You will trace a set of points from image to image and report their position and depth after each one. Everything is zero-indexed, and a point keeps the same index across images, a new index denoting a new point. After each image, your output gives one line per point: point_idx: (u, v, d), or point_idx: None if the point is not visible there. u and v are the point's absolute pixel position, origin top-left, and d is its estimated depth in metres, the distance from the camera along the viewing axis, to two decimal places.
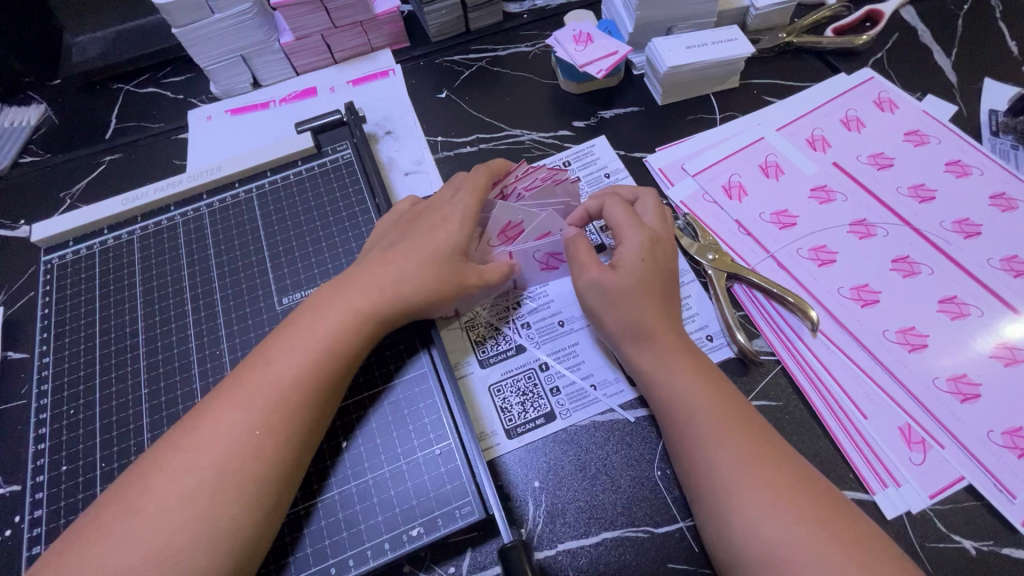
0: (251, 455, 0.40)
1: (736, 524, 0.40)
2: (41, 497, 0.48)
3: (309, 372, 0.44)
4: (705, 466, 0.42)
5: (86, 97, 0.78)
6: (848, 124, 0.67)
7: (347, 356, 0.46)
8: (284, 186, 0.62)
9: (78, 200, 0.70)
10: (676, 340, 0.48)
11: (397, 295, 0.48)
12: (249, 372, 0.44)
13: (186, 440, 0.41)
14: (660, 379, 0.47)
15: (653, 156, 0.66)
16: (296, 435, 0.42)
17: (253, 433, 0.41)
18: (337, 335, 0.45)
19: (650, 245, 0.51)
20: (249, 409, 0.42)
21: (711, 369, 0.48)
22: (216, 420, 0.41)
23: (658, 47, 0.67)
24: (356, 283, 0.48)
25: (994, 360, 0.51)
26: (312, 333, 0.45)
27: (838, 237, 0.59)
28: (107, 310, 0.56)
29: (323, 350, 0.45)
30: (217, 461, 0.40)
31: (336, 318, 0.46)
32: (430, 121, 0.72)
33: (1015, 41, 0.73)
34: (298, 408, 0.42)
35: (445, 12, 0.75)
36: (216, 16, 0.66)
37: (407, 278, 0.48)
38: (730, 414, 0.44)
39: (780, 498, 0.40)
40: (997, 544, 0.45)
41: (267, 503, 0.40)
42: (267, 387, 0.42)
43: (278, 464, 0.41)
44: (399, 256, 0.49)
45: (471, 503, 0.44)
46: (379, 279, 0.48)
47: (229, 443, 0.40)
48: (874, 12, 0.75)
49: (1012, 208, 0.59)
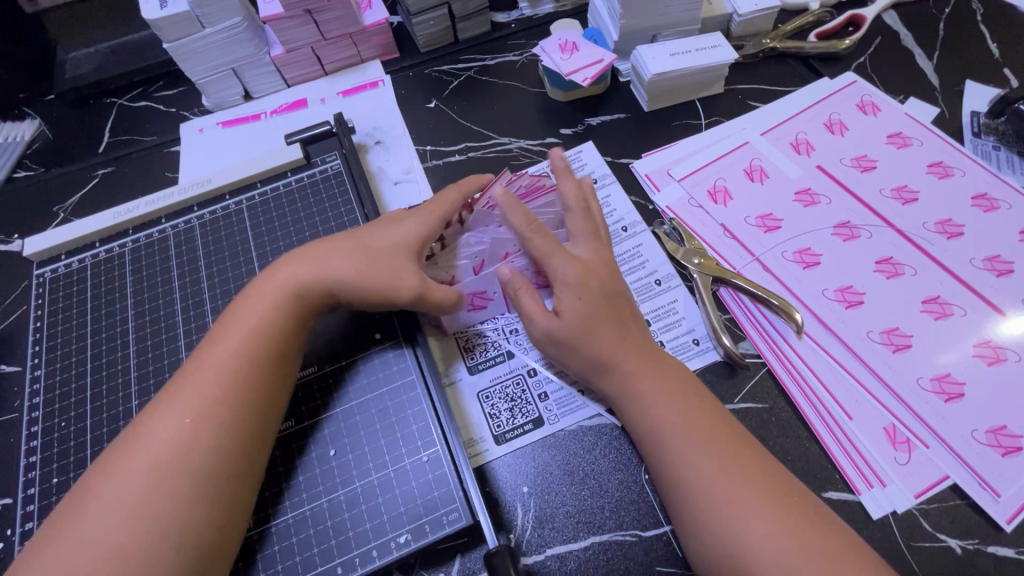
0: (190, 443, 0.41)
1: (714, 534, 0.41)
2: (33, 509, 0.48)
3: (236, 356, 0.45)
4: (675, 480, 0.43)
5: (79, 112, 0.79)
6: (831, 127, 0.67)
7: (274, 338, 0.47)
8: (274, 197, 0.62)
9: (72, 214, 0.70)
10: (638, 358, 0.48)
11: (331, 282, 0.49)
12: (185, 369, 0.45)
13: (130, 440, 0.42)
14: (629, 398, 0.47)
15: (639, 162, 0.67)
16: (233, 417, 0.43)
17: (185, 422, 0.42)
18: (262, 321, 0.47)
19: (583, 273, 0.50)
20: (181, 402, 0.43)
21: (681, 377, 0.48)
22: (154, 418, 0.43)
23: (642, 55, 0.67)
24: (284, 272, 0.49)
25: (977, 359, 0.51)
26: (242, 322, 0.47)
27: (823, 239, 0.59)
28: (99, 322, 0.57)
29: (248, 335, 0.46)
30: (155, 455, 0.41)
31: (263, 305, 0.47)
32: (419, 131, 0.73)
33: (996, 44, 0.74)
34: (231, 390, 0.44)
35: (433, 23, 0.76)
36: (206, 31, 0.67)
37: (335, 266, 0.50)
38: (699, 424, 0.45)
39: (753, 507, 0.41)
40: (982, 542, 0.45)
41: (217, 487, 0.41)
42: (198, 377, 0.44)
43: (215, 449, 0.42)
44: (327, 248, 0.51)
45: (458, 509, 0.45)
46: (308, 268, 0.50)
47: (166, 438, 0.41)
48: (856, 16, 0.76)
49: (994, 208, 0.60)
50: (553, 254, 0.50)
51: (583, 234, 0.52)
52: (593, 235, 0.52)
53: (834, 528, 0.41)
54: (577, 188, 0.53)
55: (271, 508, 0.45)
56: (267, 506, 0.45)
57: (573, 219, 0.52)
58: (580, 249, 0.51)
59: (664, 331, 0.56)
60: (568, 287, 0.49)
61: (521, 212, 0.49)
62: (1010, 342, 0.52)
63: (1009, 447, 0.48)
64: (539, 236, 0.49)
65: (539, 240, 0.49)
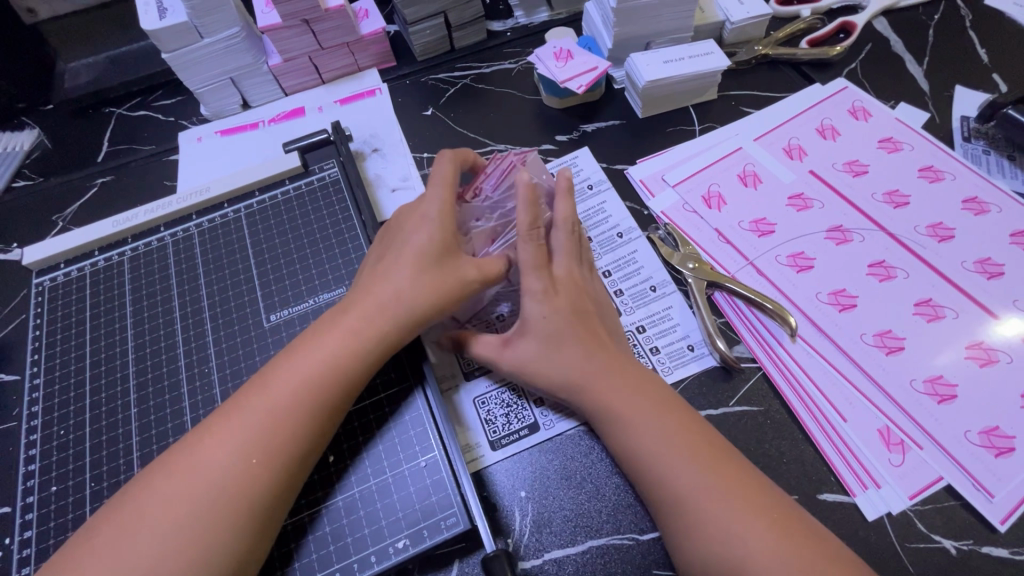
0: (246, 487, 0.41)
1: (704, 548, 0.41)
2: (32, 518, 0.48)
3: (308, 398, 0.44)
4: (659, 493, 0.44)
5: (79, 121, 0.80)
6: (823, 133, 0.68)
7: (345, 381, 0.46)
8: (272, 205, 0.63)
9: (71, 223, 0.71)
10: (609, 377, 0.48)
11: (404, 323, 0.47)
12: (246, 399, 0.44)
13: (183, 465, 0.41)
14: (607, 415, 0.47)
15: (633, 168, 0.68)
16: (292, 462, 0.43)
17: (250, 462, 0.42)
18: (338, 362, 0.46)
19: (550, 292, 0.49)
20: (244, 439, 0.42)
21: (655, 393, 0.48)
22: (211, 447, 0.42)
23: (636, 63, 0.68)
24: (359, 307, 0.48)
25: (970, 361, 0.52)
26: (314, 357, 0.46)
27: (816, 243, 0.60)
28: (98, 330, 0.57)
29: (321, 375, 0.45)
30: (213, 489, 0.40)
31: (338, 342, 0.46)
32: (416, 139, 0.74)
33: (984, 50, 0.75)
34: (293, 435, 0.43)
35: (430, 32, 0.77)
36: (205, 41, 0.68)
37: (405, 304, 0.47)
38: (678, 440, 0.45)
39: (739, 521, 0.41)
40: (976, 542, 0.46)
41: (254, 530, 0.41)
42: (265, 413, 0.43)
43: (277, 495, 0.42)
44: (395, 275, 0.48)
45: (456, 514, 0.45)
46: (380, 304, 0.48)
47: (222, 473, 0.41)
48: (847, 23, 0.77)
49: (984, 212, 0.60)
50: (531, 271, 0.49)
51: (564, 249, 0.51)
52: (569, 251, 0.51)
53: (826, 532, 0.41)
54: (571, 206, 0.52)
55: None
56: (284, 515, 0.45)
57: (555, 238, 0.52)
58: (557, 266, 0.51)
59: (660, 336, 0.56)
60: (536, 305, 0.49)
61: (530, 199, 0.49)
62: (1001, 344, 0.53)
63: (1002, 448, 0.48)
64: (529, 246, 0.49)
65: (526, 250, 0.49)
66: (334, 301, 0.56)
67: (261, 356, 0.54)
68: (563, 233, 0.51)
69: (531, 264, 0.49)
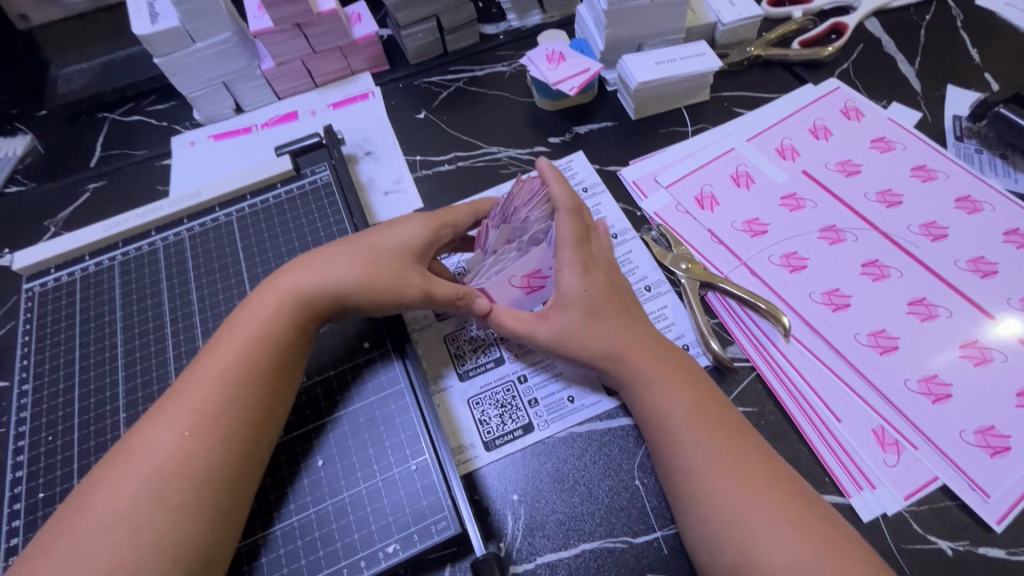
0: (188, 459, 0.41)
1: (723, 523, 0.41)
2: (18, 525, 0.48)
3: (242, 365, 0.45)
4: (683, 467, 0.44)
5: (71, 126, 0.80)
6: (815, 132, 0.68)
7: (274, 348, 0.47)
8: (263, 208, 0.63)
9: (62, 228, 0.71)
10: (642, 348, 0.49)
11: (337, 290, 0.49)
12: (183, 381, 0.45)
13: (128, 451, 0.42)
14: (638, 388, 0.48)
15: (626, 170, 0.68)
16: (232, 430, 0.43)
17: (184, 435, 0.42)
18: (269, 328, 0.47)
19: (589, 266, 0.52)
20: (182, 413, 0.43)
21: (691, 368, 0.49)
22: (151, 430, 0.43)
23: (628, 64, 0.68)
24: (292, 280, 0.50)
25: (964, 360, 0.52)
26: (240, 329, 0.47)
27: (808, 243, 0.60)
28: (88, 334, 0.57)
29: (250, 344, 0.46)
30: (154, 468, 0.41)
31: (262, 311, 0.48)
32: (409, 141, 0.74)
33: (976, 50, 0.75)
34: (227, 401, 0.44)
35: (422, 35, 0.77)
36: (197, 45, 0.68)
37: (340, 274, 0.50)
38: (706, 415, 0.45)
39: (760, 496, 0.41)
40: (972, 543, 0.45)
41: (208, 502, 0.41)
42: (198, 386, 0.44)
43: (220, 462, 0.42)
44: (332, 255, 0.51)
45: (446, 518, 0.44)
46: (312, 275, 0.50)
47: (164, 450, 0.41)
48: (838, 24, 0.77)
49: (977, 211, 0.60)
50: (575, 244, 0.52)
51: (593, 232, 0.56)
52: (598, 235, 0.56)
53: (825, 522, 0.41)
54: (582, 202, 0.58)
55: (259, 519, 0.45)
56: (258, 525, 0.45)
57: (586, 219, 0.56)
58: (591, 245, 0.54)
59: None
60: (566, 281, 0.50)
61: (563, 185, 0.53)
62: (995, 343, 0.52)
63: (998, 448, 0.48)
64: (569, 223, 0.52)
65: (567, 226, 0.52)
66: None
67: None
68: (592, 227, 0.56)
69: (572, 239, 0.52)
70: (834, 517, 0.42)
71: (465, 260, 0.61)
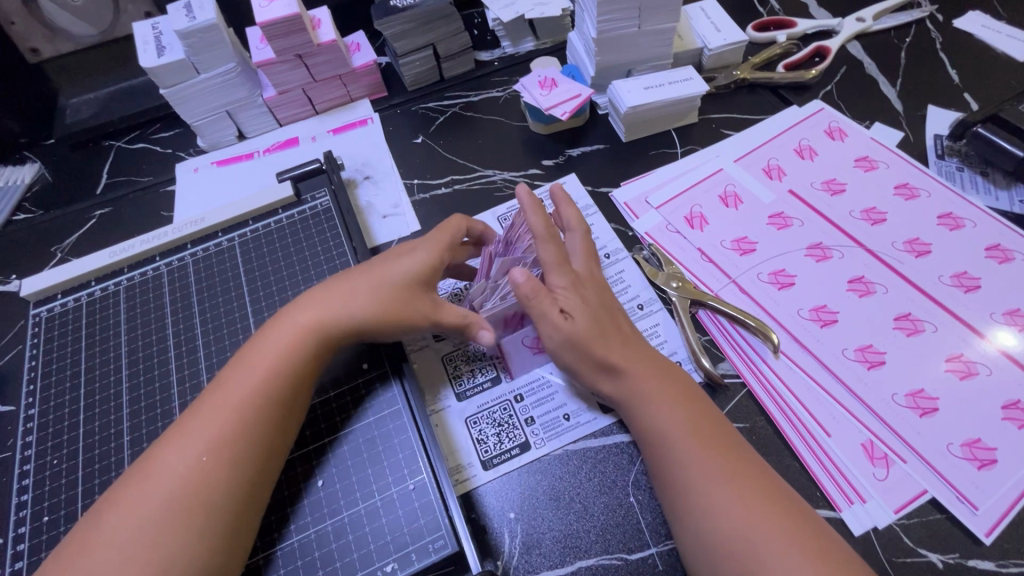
0: (203, 482, 0.42)
1: (719, 535, 0.42)
2: (23, 549, 0.48)
3: (259, 393, 0.47)
4: (678, 481, 0.45)
5: (79, 154, 0.82)
6: (801, 153, 0.70)
7: (289, 375, 0.48)
8: (265, 233, 0.64)
9: (68, 254, 0.72)
10: (636, 363, 0.50)
11: (355, 322, 0.51)
12: (203, 402, 0.47)
13: (144, 473, 0.43)
14: (636, 403, 0.49)
15: (618, 191, 0.69)
16: (245, 457, 0.44)
17: (201, 459, 0.43)
18: (287, 357, 0.48)
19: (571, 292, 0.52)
20: (199, 437, 0.44)
21: (683, 382, 0.50)
22: (170, 452, 0.44)
23: (617, 89, 0.71)
24: (310, 308, 0.51)
25: (950, 373, 0.53)
26: (259, 357, 0.48)
27: (796, 260, 0.61)
28: (93, 358, 0.58)
29: (266, 371, 0.48)
30: (171, 491, 0.42)
31: (279, 339, 0.49)
32: (407, 166, 0.76)
33: (955, 71, 0.78)
34: (244, 427, 0.45)
35: (419, 63, 0.80)
36: (201, 76, 0.71)
37: (357, 304, 0.51)
38: (700, 430, 0.46)
39: (752, 507, 0.42)
40: (962, 556, 0.46)
41: (221, 524, 0.42)
42: (218, 411, 0.45)
43: (234, 487, 0.43)
44: (349, 283, 0.53)
45: (444, 536, 0.45)
46: (331, 303, 0.51)
47: (181, 473, 0.43)
48: (821, 47, 0.80)
49: (959, 227, 0.62)
50: (553, 270, 0.53)
51: (582, 253, 0.56)
52: (589, 254, 0.56)
53: (816, 530, 0.42)
54: (576, 214, 0.58)
55: (261, 543, 0.46)
56: (259, 548, 0.46)
57: (572, 239, 0.57)
58: (575, 265, 0.55)
59: None
60: (568, 289, 0.52)
61: (540, 216, 0.53)
62: (979, 357, 0.54)
63: (985, 460, 0.49)
64: (551, 246, 0.53)
65: (549, 250, 0.53)
66: None
67: None
68: (580, 239, 0.57)
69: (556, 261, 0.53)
70: (826, 531, 0.42)
71: (456, 286, 0.62)
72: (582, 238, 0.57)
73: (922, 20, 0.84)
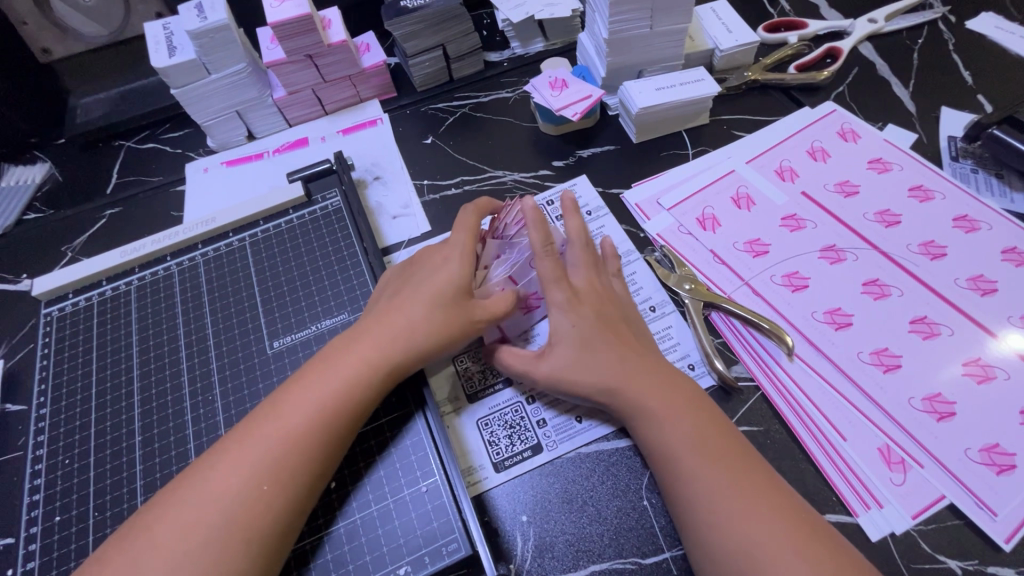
0: (256, 510, 0.42)
1: (735, 551, 0.41)
2: (35, 548, 0.48)
3: (319, 424, 0.45)
4: (689, 497, 0.44)
5: (89, 154, 0.82)
6: (814, 155, 0.70)
7: (353, 410, 0.47)
8: (277, 234, 0.64)
9: (79, 253, 0.72)
10: (645, 378, 0.50)
11: (415, 352, 0.50)
12: (257, 424, 0.45)
13: (188, 491, 0.43)
14: (639, 421, 0.48)
15: (629, 193, 0.69)
16: (300, 489, 0.44)
17: (261, 488, 0.43)
18: (346, 388, 0.47)
19: (574, 301, 0.53)
20: (256, 465, 0.43)
21: (686, 397, 0.49)
22: (220, 473, 0.43)
23: (629, 90, 0.70)
24: (369, 336, 0.50)
25: (967, 378, 0.52)
26: (318, 384, 0.47)
27: (810, 263, 0.61)
28: (104, 358, 0.58)
29: (331, 403, 0.46)
30: (226, 516, 0.41)
31: (347, 371, 0.48)
32: (417, 166, 0.76)
33: (968, 72, 0.77)
34: (306, 460, 0.44)
35: (428, 63, 0.80)
36: (212, 76, 0.71)
37: (418, 334, 0.50)
38: (709, 445, 0.46)
39: (765, 523, 0.42)
40: (981, 563, 0.46)
41: (268, 551, 0.41)
42: (274, 439, 0.44)
43: (284, 518, 0.42)
44: (409, 307, 0.51)
45: (457, 539, 0.45)
46: (391, 330, 0.50)
47: (235, 498, 0.42)
48: (833, 48, 0.79)
49: (975, 229, 0.61)
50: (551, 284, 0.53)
51: (534, 222, 0.55)
52: (558, 277, 0.53)
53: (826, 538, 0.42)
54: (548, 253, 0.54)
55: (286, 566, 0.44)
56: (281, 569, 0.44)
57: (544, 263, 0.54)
58: (575, 278, 0.55)
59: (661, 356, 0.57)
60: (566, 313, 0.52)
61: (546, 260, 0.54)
62: (998, 361, 0.53)
63: (1003, 465, 0.48)
64: (549, 265, 0.54)
65: (545, 268, 0.53)
66: (337, 327, 0.57)
67: (263, 382, 0.54)
68: (577, 251, 0.56)
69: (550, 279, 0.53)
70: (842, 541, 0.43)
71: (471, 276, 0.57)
72: (578, 250, 0.56)
73: (934, 21, 0.83)
